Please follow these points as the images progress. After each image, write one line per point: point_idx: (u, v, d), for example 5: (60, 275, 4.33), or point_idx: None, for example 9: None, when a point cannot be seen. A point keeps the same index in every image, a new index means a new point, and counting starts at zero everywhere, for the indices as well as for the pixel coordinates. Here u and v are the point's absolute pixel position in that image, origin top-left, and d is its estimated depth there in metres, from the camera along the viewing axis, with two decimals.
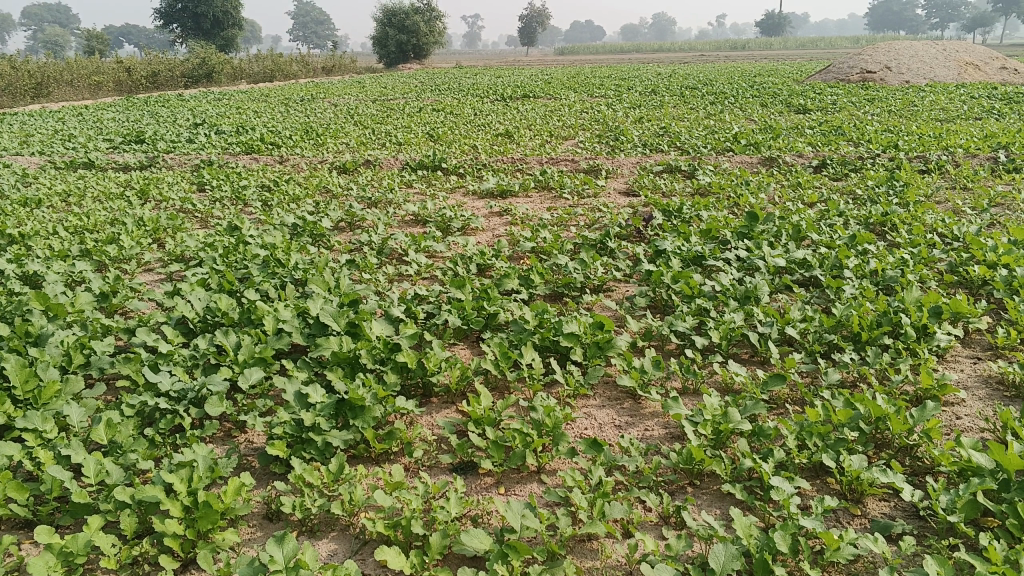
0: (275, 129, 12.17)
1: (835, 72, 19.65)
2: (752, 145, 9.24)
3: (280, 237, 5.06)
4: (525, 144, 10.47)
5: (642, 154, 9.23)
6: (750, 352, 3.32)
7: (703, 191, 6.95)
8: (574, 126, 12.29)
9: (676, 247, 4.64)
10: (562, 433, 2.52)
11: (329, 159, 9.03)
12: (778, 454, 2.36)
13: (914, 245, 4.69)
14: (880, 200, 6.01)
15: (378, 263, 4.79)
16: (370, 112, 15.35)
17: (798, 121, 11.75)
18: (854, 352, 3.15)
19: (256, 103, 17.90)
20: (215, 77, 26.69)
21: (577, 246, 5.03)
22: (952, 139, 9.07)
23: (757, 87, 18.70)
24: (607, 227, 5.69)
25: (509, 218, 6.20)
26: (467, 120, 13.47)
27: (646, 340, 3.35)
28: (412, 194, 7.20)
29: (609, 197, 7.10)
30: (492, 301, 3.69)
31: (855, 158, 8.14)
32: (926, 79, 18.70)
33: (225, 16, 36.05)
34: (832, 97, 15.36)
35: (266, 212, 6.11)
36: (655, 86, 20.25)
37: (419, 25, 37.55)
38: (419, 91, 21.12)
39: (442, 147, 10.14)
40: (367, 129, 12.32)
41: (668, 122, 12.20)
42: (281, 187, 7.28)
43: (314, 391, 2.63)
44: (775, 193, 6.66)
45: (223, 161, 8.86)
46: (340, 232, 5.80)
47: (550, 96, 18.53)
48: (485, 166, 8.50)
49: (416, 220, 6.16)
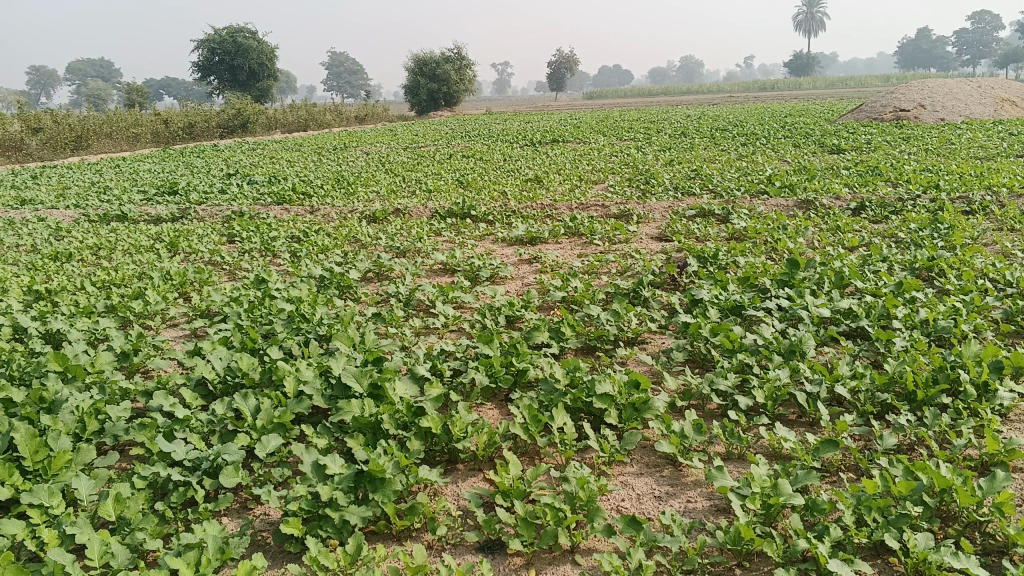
0: (306, 178, 12.22)
1: (868, 111, 19.42)
2: (787, 187, 9.06)
3: (306, 289, 4.97)
4: (555, 189, 10.37)
5: (674, 197, 9.09)
6: (797, 413, 3.11)
7: (738, 235, 6.78)
8: (604, 170, 12.18)
9: (713, 296, 4.45)
10: (598, 507, 2.34)
11: (358, 207, 9.00)
12: (834, 532, 2.15)
13: (965, 292, 4.46)
14: (925, 243, 5.78)
15: (405, 315, 4.67)
16: (401, 160, 15.44)
17: (834, 161, 11.53)
18: (910, 413, 2.93)
19: (289, 153, 18.13)
20: (250, 127, 27.15)
21: (609, 296, 4.87)
22: (994, 178, 8.81)
23: (789, 128, 18.54)
24: (640, 275, 5.53)
25: (539, 266, 6.06)
26: (496, 166, 13.44)
27: (685, 400, 3.17)
28: (441, 242, 7.11)
29: (641, 243, 6.95)
30: (521, 357, 3.54)
31: (895, 198, 7.92)
32: (962, 116, 18.40)
33: (260, 67, 36.83)
34: (866, 136, 15.15)
35: (293, 264, 6.04)
36: (685, 128, 20.18)
37: (450, 72, 38.03)
38: (449, 138, 21.26)
39: (471, 193, 10.08)
40: (396, 177, 12.35)
41: (700, 164, 12.07)
42: (310, 237, 7.23)
43: (333, 462, 2.48)
44: (813, 237, 6.46)
45: (253, 212, 8.87)
46: (367, 282, 5.71)
47: (580, 140, 18.51)
48: (515, 213, 8.41)
49: (444, 270, 6.05)
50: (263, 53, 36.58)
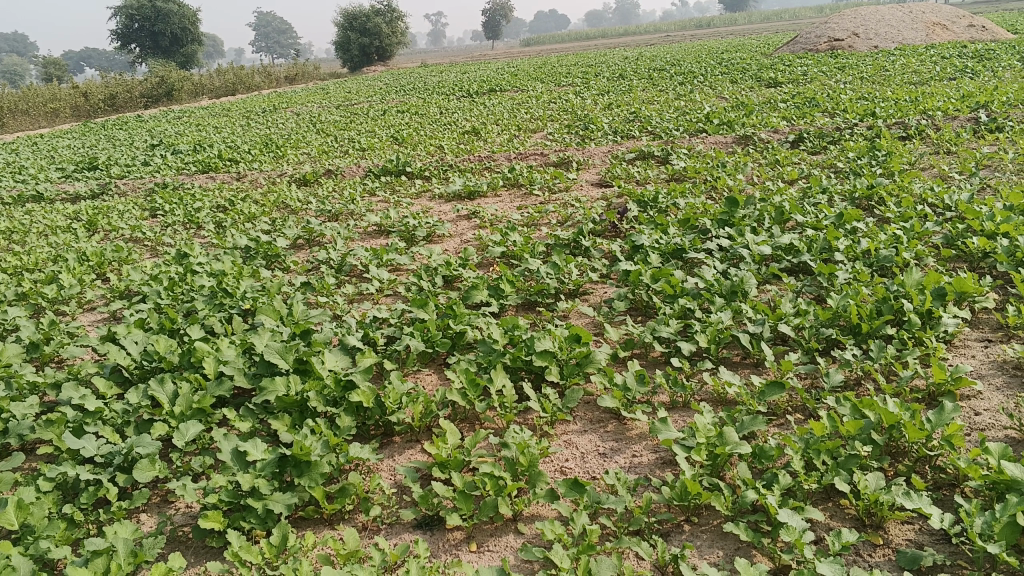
0: (234, 144, 11.81)
1: (803, 42, 19.42)
2: (725, 124, 8.97)
3: (231, 262, 4.74)
4: (492, 140, 10.16)
5: (613, 141, 8.95)
6: (741, 355, 3.03)
7: (678, 177, 6.69)
8: (541, 118, 11.98)
9: (653, 241, 4.34)
10: (539, 473, 2.23)
11: (289, 171, 8.69)
12: (783, 480, 2.07)
13: (905, 219, 4.42)
14: (864, 172, 5.74)
15: (338, 283, 4.48)
16: (334, 119, 15.02)
17: (771, 95, 11.48)
18: (856, 347, 2.86)
19: (217, 119, 17.51)
20: (176, 95, 26.20)
21: (549, 248, 4.73)
22: (928, 102, 8.84)
23: (726, 64, 18.46)
24: (580, 224, 5.40)
25: (478, 221, 5.90)
26: (432, 120, 13.12)
27: (627, 351, 3.06)
28: (376, 203, 6.88)
29: (581, 190, 6.81)
30: (458, 318, 3.39)
31: (832, 129, 7.89)
32: (895, 43, 18.48)
33: (183, 32, 35.44)
34: (802, 68, 15.14)
35: (219, 236, 5.77)
36: (623, 71, 19.99)
37: (381, 26, 37.05)
38: (384, 94, 20.75)
39: (407, 150, 9.81)
40: (329, 137, 11.99)
41: (638, 106, 11.93)
42: (237, 206, 6.94)
43: (255, 447, 2.32)
44: (753, 173, 6.39)
45: (178, 184, 8.51)
46: (298, 249, 5.49)
47: (517, 88, 18.20)
48: (451, 167, 8.20)
49: (380, 232, 5.84)
50: (184, 17, 35.18)
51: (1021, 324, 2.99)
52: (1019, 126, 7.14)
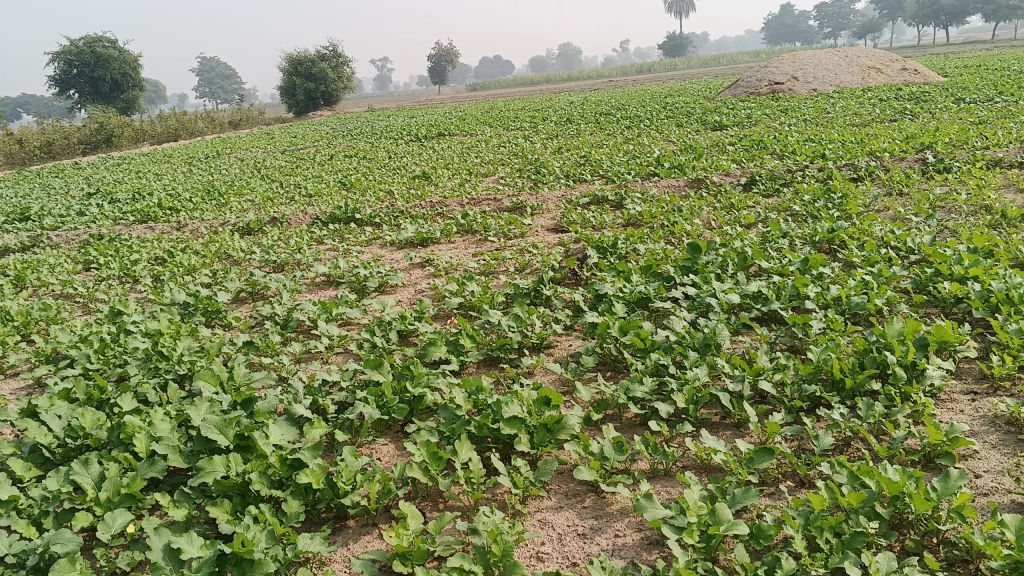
0: (175, 192, 11.43)
1: (745, 86, 19.83)
2: (677, 166, 8.94)
3: (168, 320, 4.44)
4: (443, 184, 9.98)
5: (566, 186, 8.84)
6: (721, 414, 2.84)
7: (634, 221, 6.57)
8: (492, 162, 11.87)
9: (617, 289, 4.17)
10: (515, 563, 1.99)
11: (232, 220, 8.38)
12: (787, 564, 1.86)
13: (871, 263, 4.32)
14: (822, 215, 5.68)
15: (283, 341, 4.19)
16: (280, 165, 14.72)
17: (719, 138, 11.56)
18: (842, 405, 2.70)
19: (158, 166, 17.07)
20: (116, 141, 25.62)
21: (508, 299, 4.52)
22: (874, 144, 8.94)
23: (672, 107, 18.72)
24: (538, 271, 5.22)
25: (431, 270, 5.67)
26: (381, 165, 12.92)
27: (601, 413, 2.85)
28: (324, 252, 6.62)
29: (537, 236, 6.64)
30: (416, 380, 3.15)
31: (783, 171, 7.89)
32: (833, 86, 18.96)
33: (124, 77, 34.76)
34: (746, 111, 15.39)
35: (156, 291, 5.45)
36: (571, 114, 20.14)
37: (326, 71, 36.95)
38: (331, 138, 20.52)
39: (355, 196, 9.57)
40: (274, 183, 11.69)
41: (588, 150, 11.91)
42: (176, 257, 6.62)
43: (190, 543, 2.05)
44: (710, 217, 6.30)
45: (114, 234, 8.14)
46: (241, 303, 5.19)
47: (465, 132, 18.14)
48: (402, 213, 7.98)
49: (329, 282, 5.57)
50: (125, 62, 34.52)
51: (1007, 374, 2.87)
52: (966, 167, 7.23)
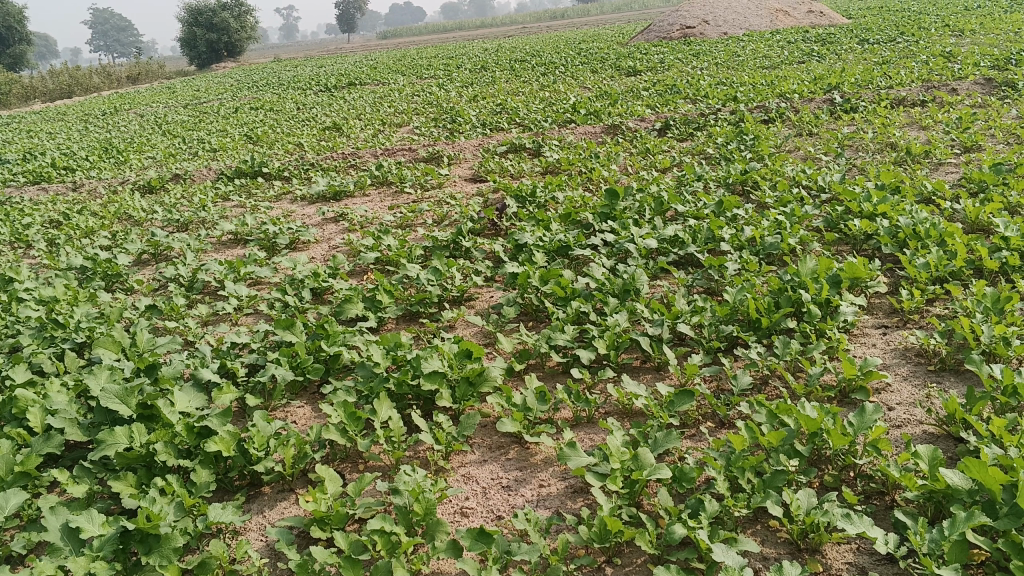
0: (70, 150, 10.83)
1: (657, 30, 19.85)
2: (593, 113, 8.90)
3: (63, 286, 4.18)
4: (356, 136, 9.70)
5: (482, 134, 8.70)
6: (642, 358, 2.82)
7: (552, 169, 6.51)
8: (406, 112, 11.59)
9: (536, 238, 4.11)
10: (437, 522, 1.94)
11: (131, 178, 7.98)
12: (710, 506, 1.85)
13: (784, 203, 4.37)
14: (735, 157, 5.73)
15: (190, 303, 4.00)
16: (183, 119, 14.09)
17: (633, 83, 11.55)
18: (760, 345, 2.72)
19: (51, 124, 16.14)
20: (3, 99, 24.11)
21: (425, 251, 4.41)
22: (784, 86, 9.06)
23: (586, 53, 18.61)
24: (456, 222, 5.12)
25: (346, 224, 5.50)
26: (289, 117, 12.48)
27: (522, 363, 2.80)
28: (232, 209, 6.35)
29: (454, 187, 6.52)
30: (330, 339, 3.04)
31: (697, 114, 7.92)
32: (744, 29, 19.15)
33: (8, 30, 32.59)
34: (659, 55, 15.42)
35: (51, 256, 5.14)
36: (485, 62, 19.83)
37: (229, 21, 35.40)
38: (237, 91, 19.73)
39: (264, 149, 9.22)
40: (177, 138, 11.18)
41: (503, 98, 11.75)
42: (72, 219, 6.26)
43: (90, 520, 1.91)
44: (627, 162, 6.29)
45: (3, 197, 7.64)
46: (144, 265, 4.95)
47: (378, 82, 17.68)
48: (313, 166, 7.73)
49: (238, 241, 5.35)
50: (8, 14, 32.32)
51: (915, 307, 2.94)
52: (872, 106, 7.39)
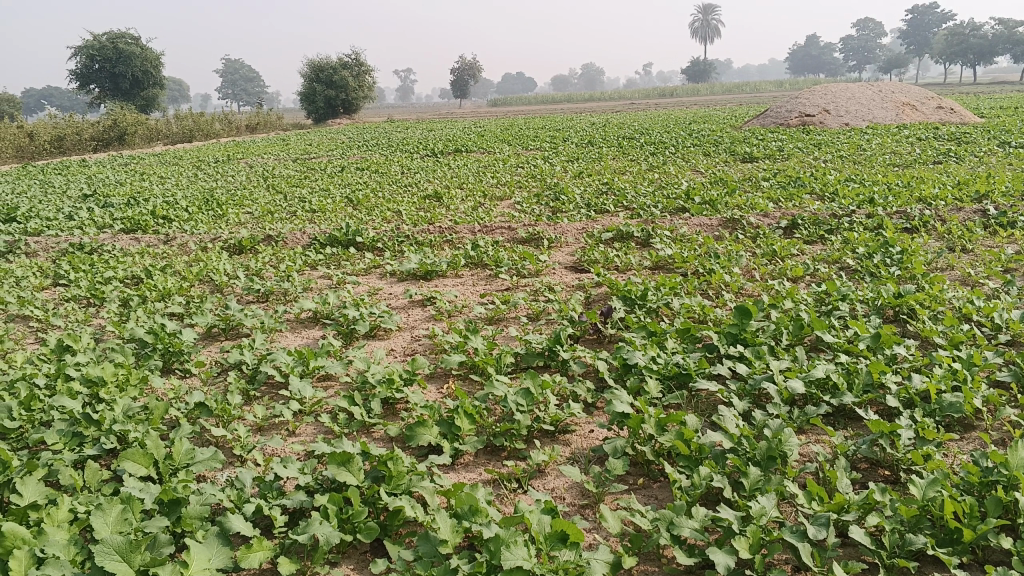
0: (173, 198, 10.85)
1: (774, 116, 19.14)
2: (708, 201, 8.25)
3: (116, 365, 3.76)
4: (455, 207, 9.32)
5: (587, 217, 8.17)
6: (793, 564, 2.14)
7: (663, 264, 5.89)
8: (508, 184, 11.22)
9: (650, 359, 3.47)
10: None
11: (223, 235, 7.76)
12: None
13: (955, 343, 3.60)
14: (881, 274, 4.97)
15: (246, 400, 3.51)
16: (287, 174, 14.16)
17: (751, 171, 10.84)
18: (964, 573, 2.00)
19: (165, 168, 16.55)
20: (127, 139, 25.18)
21: (517, 358, 3.82)
22: (925, 189, 8.22)
23: (698, 135, 18.06)
24: (554, 323, 4.52)
25: (432, 311, 4.99)
26: (391, 180, 12.31)
27: (633, 556, 2.14)
28: (316, 281, 5.95)
29: (553, 276, 5.94)
30: (393, 485, 2.46)
31: (828, 214, 7.17)
32: (867, 121, 18.25)
33: (144, 75, 34.49)
34: (777, 142, 14.72)
35: (118, 320, 4.79)
36: (592, 137, 19.52)
37: (347, 79, 36.58)
38: (346, 148, 19.99)
39: (361, 214, 8.92)
40: (278, 194, 11.08)
41: (610, 177, 11.24)
42: (152, 277, 5.98)
43: None
44: (751, 265, 5.58)
45: (94, 245, 7.51)
46: (210, 341, 4.53)
47: (483, 150, 17.49)
48: (407, 238, 7.33)
49: (314, 320, 4.89)
50: (147, 60, 34.12)
51: None
52: None
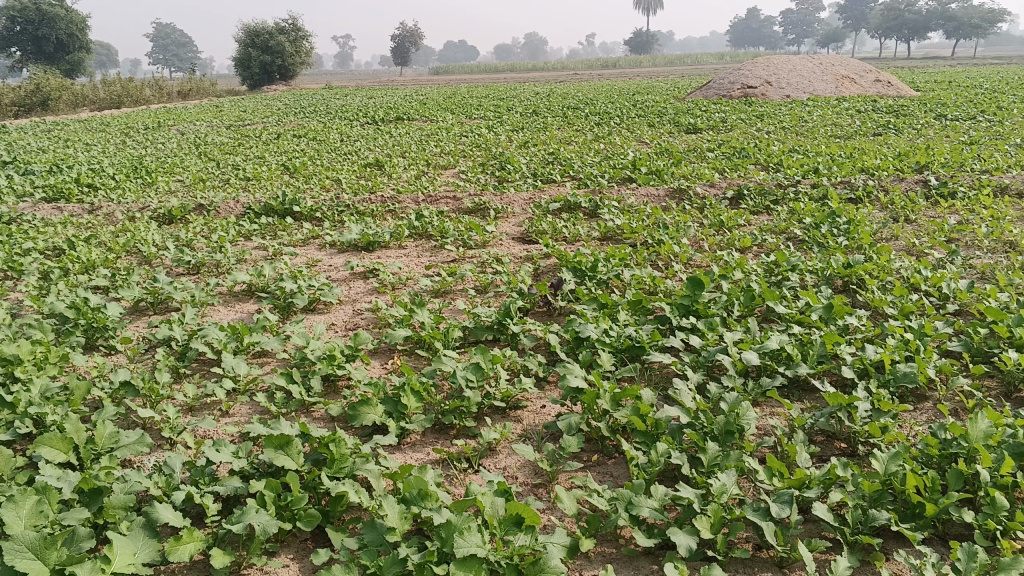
0: (99, 166, 10.36)
1: (716, 87, 19.20)
2: (654, 171, 8.18)
3: (33, 342, 3.50)
4: (397, 176, 9.08)
5: (534, 187, 8.03)
6: (754, 543, 2.07)
7: (611, 235, 5.80)
8: (452, 153, 11.00)
9: (602, 331, 3.36)
10: None
11: (154, 205, 7.41)
12: None
13: (905, 313, 3.58)
14: (829, 244, 4.95)
15: (177, 379, 3.31)
16: (222, 141, 13.67)
17: (696, 142, 10.82)
18: (928, 549, 1.95)
19: (92, 135, 15.87)
20: (52, 105, 24.08)
21: (464, 332, 3.68)
22: (866, 160, 8.29)
23: (642, 106, 18.03)
24: (501, 295, 4.39)
25: (375, 283, 4.81)
26: (331, 149, 11.97)
27: (590, 538, 2.04)
28: (252, 253, 5.71)
29: (500, 247, 5.79)
30: (335, 468, 2.31)
31: (774, 185, 7.17)
32: (807, 93, 18.45)
33: (70, 38, 33.03)
34: (720, 113, 14.77)
35: (37, 295, 4.50)
36: (537, 107, 19.35)
37: (284, 45, 35.58)
38: (284, 116, 19.44)
39: (300, 183, 8.62)
40: (212, 163, 10.67)
41: (555, 146, 11.11)
42: (77, 248, 5.66)
43: None
44: (700, 235, 5.52)
45: (13, 214, 7.09)
46: (138, 315, 4.28)
47: (426, 118, 17.17)
48: (349, 208, 7.10)
49: (250, 294, 4.67)
50: (72, 23, 32.61)
51: None
52: (973, 192, 6.59)
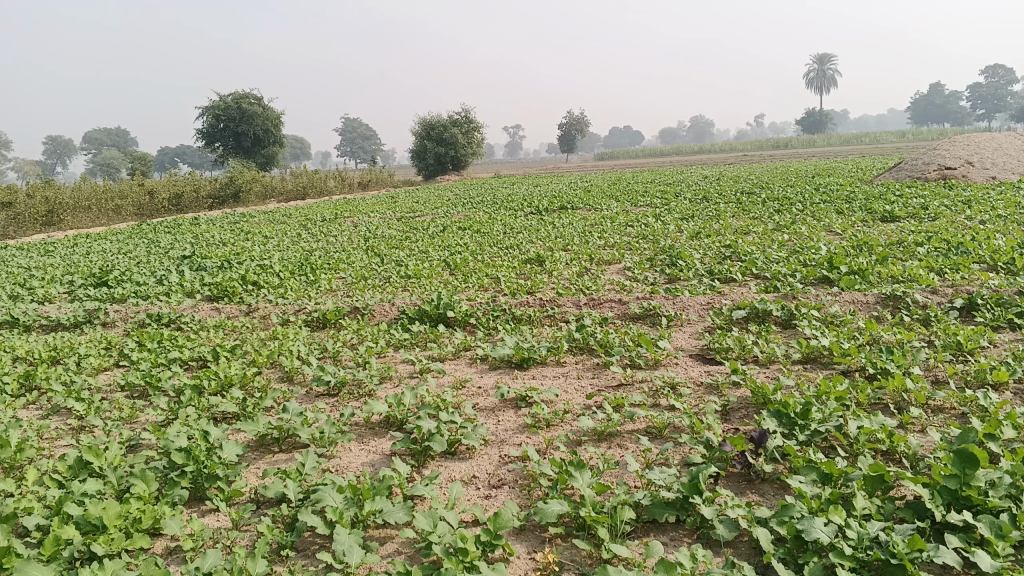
0: (268, 261, 10.41)
1: (910, 169, 17.47)
2: (856, 271, 7.05)
3: (129, 500, 2.98)
4: (558, 274, 8.41)
5: (712, 288, 7.09)
6: None
7: (814, 355, 4.77)
8: (618, 246, 10.27)
9: (835, 529, 2.42)
10: None
11: (308, 307, 7.08)
12: None
13: None
14: None
15: (280, 560, 2.66)
16: (389, 234, 13.70)
17: (898, 233, 9.53)
18: None
19: (272, 227, 16.49)
20: (241, 196, 25.70)
21: (640, 509, 2.82)
22: None
23: (825, 189, 16.67)
24: (682, 445, 3.50)
25: (528, 416, 4.04)
26: (494, 242, 11.57)
27: None
28: (396, 369, 5.13)
29: (677, 368, 4.88)
30: None
31: (1013, 292, 5.87)
32: (1018, 173, 16.43)
33: (265, 134, 35.71)
34: (920, 199, 13.27)
35: (159, 424, 4.07)
36: (708, 192, 18.40)
37: (457, 136, 36.74)
38: (451, 205, 19.56)
39: (457, 282, 8.14)
40: (375, 258, 10.50)
41: (733, 238, 10.14)
42: (218, 360, 5.32)
43: None
44: (933, 362, 4.39)
45: (172, 315, 6.98)
46: (258, 454, 3.73)
47: (591, 206, 16.65)
48: (505, 313, 6.46)
49: (386, 427, 4.04)
50: (267, 120, 35.49)
51: None
52: None
